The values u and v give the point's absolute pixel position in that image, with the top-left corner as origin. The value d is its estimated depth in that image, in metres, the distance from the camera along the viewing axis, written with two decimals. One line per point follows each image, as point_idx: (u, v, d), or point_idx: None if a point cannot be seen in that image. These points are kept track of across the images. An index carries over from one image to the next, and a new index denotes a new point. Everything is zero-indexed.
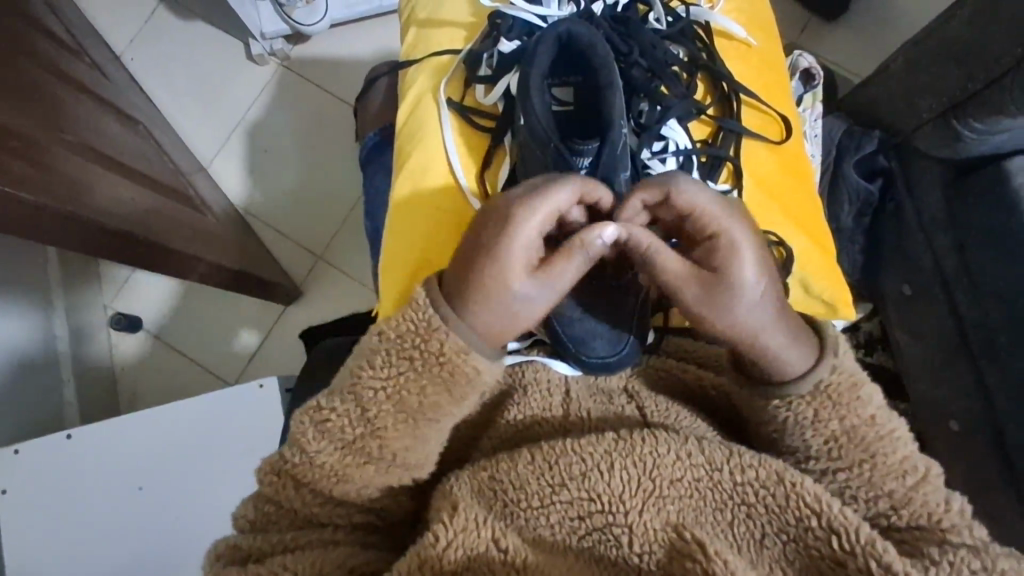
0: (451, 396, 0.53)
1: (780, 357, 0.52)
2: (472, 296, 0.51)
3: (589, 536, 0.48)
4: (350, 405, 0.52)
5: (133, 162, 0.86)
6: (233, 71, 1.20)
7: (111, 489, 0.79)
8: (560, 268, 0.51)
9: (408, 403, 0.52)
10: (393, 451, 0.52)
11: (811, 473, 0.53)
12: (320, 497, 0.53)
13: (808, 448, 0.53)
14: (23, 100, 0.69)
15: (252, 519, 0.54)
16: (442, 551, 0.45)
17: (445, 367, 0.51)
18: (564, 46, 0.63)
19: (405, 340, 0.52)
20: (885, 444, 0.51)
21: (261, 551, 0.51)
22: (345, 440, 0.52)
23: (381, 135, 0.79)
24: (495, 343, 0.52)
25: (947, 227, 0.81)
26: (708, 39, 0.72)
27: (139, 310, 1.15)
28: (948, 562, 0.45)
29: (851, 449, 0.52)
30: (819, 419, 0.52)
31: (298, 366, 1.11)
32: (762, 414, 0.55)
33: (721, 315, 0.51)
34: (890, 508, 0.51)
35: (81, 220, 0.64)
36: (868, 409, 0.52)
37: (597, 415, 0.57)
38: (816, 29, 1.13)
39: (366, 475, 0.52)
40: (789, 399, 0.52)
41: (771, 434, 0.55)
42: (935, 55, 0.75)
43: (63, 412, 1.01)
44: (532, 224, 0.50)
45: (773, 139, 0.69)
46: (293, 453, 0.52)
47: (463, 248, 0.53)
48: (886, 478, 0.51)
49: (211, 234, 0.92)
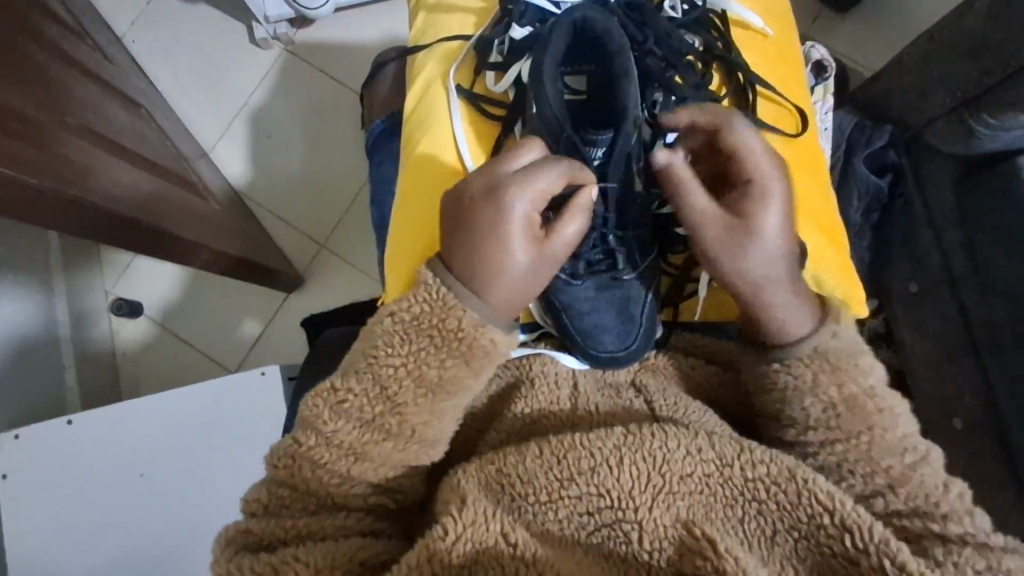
0: (470, 368, 0.54)
1: (784, 309, 0.54)
2: (481, 271, 0.53)
3: (598, 532, 0.48)
4: (369, 384, 0.52)
5: (135, 146, 0.85)
6: (235, 55, 1.18)
7: (113, 475, 0.79)
8: (560, 237, 0.55)
9: (428, 377, 0.53)
10: (412, 426, 0.53)
11: (809, 445, 0.54)
12: (337, 477, 0.52)
13: (807, 417, 0.54)
14: (23, 79, 0.68)
15: (266, 503, 0.53)
16: (450, 545, 0.44)
17: (464, 342, 0.53)
18: (578, 33, 0.62)
19: (422, 320, 0.53)
20: (883, 417, 0.52)
21: (274, 536, 0.51)
22: (365, 419, 0.52)
23: (388, 123, 0.78)
24: (508, 314, 0.54)
25: (958, 224, 0.80)
26: (723, 28, 0.71)
27: (140, 296, 1.14)
28: (953, 563, 0.44)
29: (850, 420, 0.52)
30: (819, 384, 0.53)
31: (302, 355, 1.11)
32: (762, 379, 0.56)
33: (733, 248, 0.54)
34: (887, 487, 0.51)
35: (83, 204, 0.63)
36: (868, 379, 0.54)
37: (606, 409, 0.57)
38: (827, 22, 1.12)
39: (384, 452, 0.52)
40: (789, 362, 0.54)
41: (772, 404, 0.55)
42: (951, 49, 0.74)
43: (63, 397, 1.00)
44: (524, 200, 0.53)
45: (788, 132, 0.68)
46: (309, 435, 0.52)
47: (464, 224, 0.54)
48: (884, 454, 0.51)
49: (213, 220, 0.91)
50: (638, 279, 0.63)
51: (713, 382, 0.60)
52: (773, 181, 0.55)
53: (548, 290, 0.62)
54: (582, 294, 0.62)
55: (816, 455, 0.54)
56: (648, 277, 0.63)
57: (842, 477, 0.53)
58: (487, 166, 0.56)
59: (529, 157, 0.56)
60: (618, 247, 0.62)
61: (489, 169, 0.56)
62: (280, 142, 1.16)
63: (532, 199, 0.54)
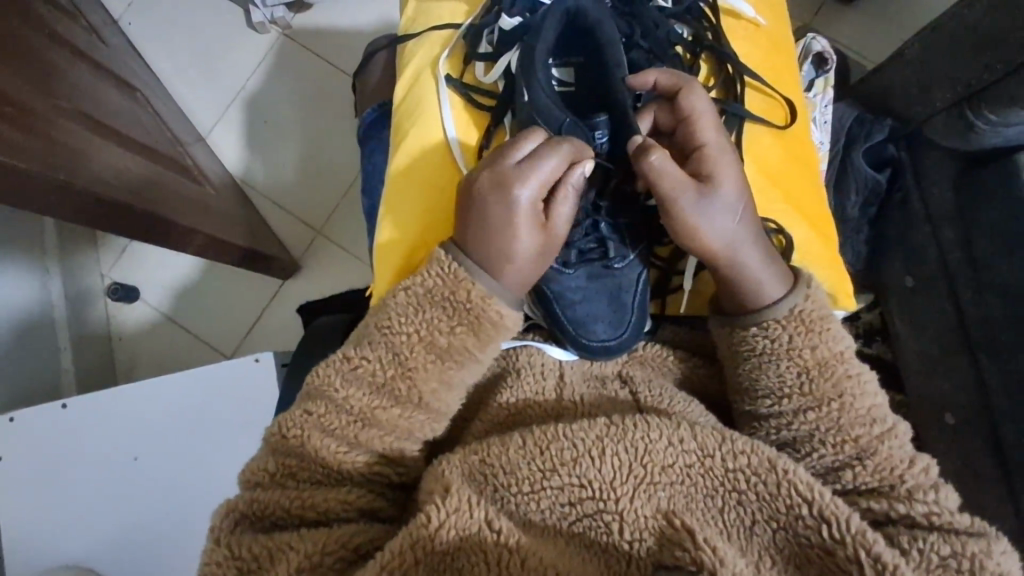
0: (478, 339, 0.55)
1: (760, 274, 0.55)
2: (494, 255, 0.54)
3: (580, 522, 0.48)
4: (382, 351, 0.54)
5: (129, 130, 0.84)
6: (233, 39, 1.17)
7: (108, 459, 0.80)
8: (558, 218, 0.55)
9: (438, 344, 0.54)
10: (420, 393, 0.54)
11: (783, 414, 0.54)
12: (345, 445, 0.53)
13: (782, 385, 0.54)
14: (18, 63, 0.68)
15: (273, 473, 0.53)
16: (434, 531, 0.45)
17: (472, 313, 0.54)
18: (569, 23, 0.62)
19: (435, 293, 0.54)
20: (852, 384, 0.53)
21: (279, 505, 0.51)
22: (377, 383, 0.54)
23: (379, 111, 0.77)
24: (521, 293, 0.56)
25: (954, 219, 0.79)
26: (715, 18, 0.69)
27: (136, 281, 1.14)
28: (918, 550, 0.46)
29: (822, 385, 0.53)
30: (794, 346, 0.54)
31: (296, 342, 1.11)
32: (738, 346, 0.56)
33: (706, 219, 0.53)
34: (855, 458, 0.52)
35: (76, 189, 0.63)
36: (838, 345, 0.54)
37: (591, 399, 0.57)
38: (830, 13, 1.11)
39: (392, 418, 0.54)
40: (766, 323, 0.54)
41: (747, 372, 0.55)
42: (952, 43, 0.73)
43: (60, 380, 1.01)
44: (530, 187, 0.53)
45: (777, 124, 0.67)
46: (320, 403, 0.53)
47: (469, 213, 0.55)
48: (853, 423, 0.53)
49: (208, 205, 0.91)
50: (630, 267, 0.62)
51: (692, 368, 0.62)
52: (726, 151, 0.55)
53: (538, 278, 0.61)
54: (572, 283, 0.61)
55: (790, 425, 0.54)
56: (638, 264, 0.62)
57: (813, 447, 0.53)
58: (496, 161, 0.55)
59: (529, 145, 0.55)
60: (610, 234, 0.61)
61: (494, 161, 0.55)
62: (276, 128, 1.15)
63: (537, 186, 0.53)
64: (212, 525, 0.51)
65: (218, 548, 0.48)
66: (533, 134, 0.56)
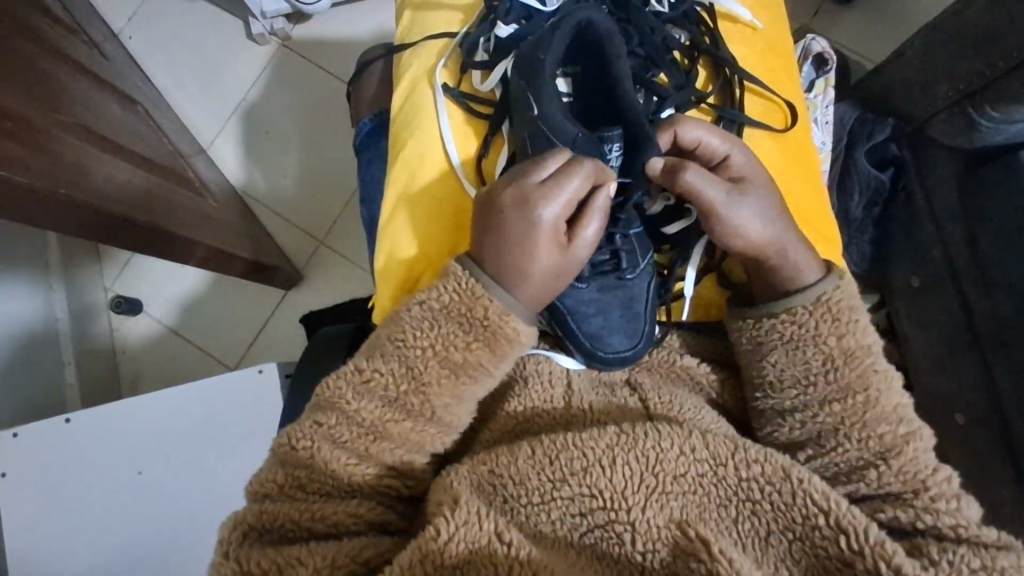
0: (494, 355, 0.54)
1: (798, 264, 0.55)
2: (513, 271, 0.53)
3: (591, 534, 0.47)
4: (394, 364, 0.54)
5: (131, 143, 0.84)
6: (233, 51, 1.17)
7: (113, 473, 0.79)
8: (582, 241, 0.55)
9: (453, 359, 0.54)
10: (433, 408, 0.54)
11: (808, 405, 0.54)
12: (354, 457, 0.53)
13: (807, 372, 0.54)
14: (21, 80, 0.68)
15: (281, 485, 0.52)
16: (444, 545, 0.44)
17: (489, 330, 0.53)
18: (579, 33, 0.60)
19: (450, 308, 0.54)
20: (880, 379, 0.53)
21: (288, 517, 0.50)
22: (390, 398, 0.53)
23: (376, 121, 0.77)
24: (534, 308, 0.55)
25: (961, 219, 0.79)
26: (712, 23, 0.70)
27: (139, 294, 1.13)
28: (948, 561, 0.44)
29: (848, 375, 0.53)
30: (819, 334, 0.54)
31: (300, 351, 1.11)
32: (762, 330, 0.55)
33: (748, 215, 0.54)
34: (880, 458, 0.52)
35: (79, 204, 0.63)
36: (865, 337, 0.54)
37: (599, 407, 0.57)
38: (829, 13, 1.11)
39: (404, 432, 0.53)
40: (795, 309, 0.54)
41: (773, 360, 0.55)
42: (954, 41, 0.72)
43: (63, 395, 1.01)
44: (555, 206, 0.53)
45: (776, 128, 0.67)
46: (331, 414, 0.53)
47: (491, 231, 0.54)
48: (879, 420, 0.52)
49: (211, 217, 0.91)
50: (641, 277, 0.61)
51: (713, 380, 0.61)
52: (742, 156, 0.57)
53: None
54: (586, 296, 0.60)
55: (815, 418, 0.54)
56: (648, 275, 0.62)
57: (838, 442, 0.53)
58: (514, 176, 0.55)
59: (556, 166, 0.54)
60: (623, 246, 0.60)
61: (519, 178, 0.54)
62: (275, 138, 1.15)
63: (563, 205, 0.53)
64: (218, 540, 0.51)
65: (226, 562, 0.48)
66: (558, 153, 0.55)
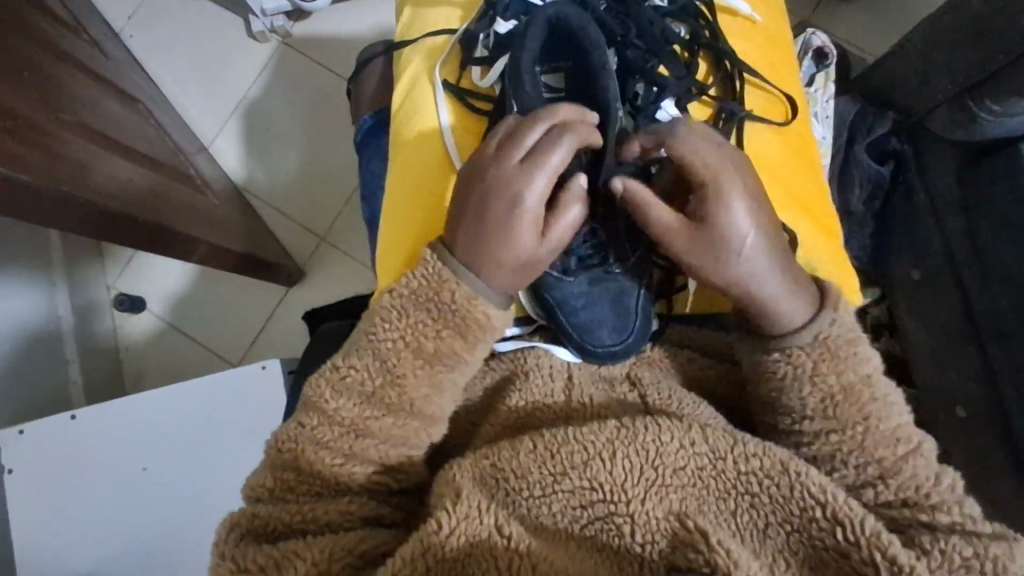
0: (466, 342, 0.55)
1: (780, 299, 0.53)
2: (487, 256, 0.53)
3: (591, 526, 0.48)
4: (369, 359, 0.54)
5: (131, 141, 0.84)
6: (234, 48, 1.18)
7: (117, 470, 0.80)
8: (563, 222, 0.55)
9: (425, 349, 0.54)
10: (411, 399, 0.54)
11: (804, 433, 0.53)
12: (340, 456, 0.53)
13: (804, 407, 0.53)
14: (22, 79, 0.69)
15: (271, 488, 0.53)
16: (444, 538, 0.45)
17: (458, 315, 0.54)
18: (552, 29, 0.61)
19: (419, 294, 0.54)
20: (878, 406, 0.52)
21: (279, 520, 0.51)
22: (365, 393, 0.54)
23: (377, 118, 0.77)
24: (507, 291, 0.55)
25: (960, 213, 0.79)
26: (711, 16, 0.69)
27: (141, 291, 1.14)
28: (940, 550, 0.45)
29: (848, 410, 0.52)
30: (817, 372, 0.53)
31: (302, 348, 1.11)
32: (758, 367, 0.55)
33: (714, 260, 0.53)
34: (878, 478, 0.51)
35: (81, 202, 0.64)
36: (864, 368, 0.53)
37: (601, 400, 0.57)
38: (830, 8, 1.10)
39: (386, 427, 0.54)
40: (789, 351, 0.53)
41: (769, 391, 0.55)
42: (952, 35, 0.72)
43: (68, 392, 1.02)
44: (541, 181, 0.53)
45: (779, 122, 0.67)
46: (313, 416, 0.54)
47: (471, 206, 0.54)
48: (878, 445, 0.51)
49: (212, 215, 0.91)
50: (630, 272, 0.63)
51: (708, 377, 0.61)
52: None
53: (539, 285, 0.61)
54: (575, 289, 0.61)
55: (811, 444, 0.53)
56: (638, 270, 0.63)
57: (834, 467, 0.52)
58: (491, 155, 0.54)
59: (535, 138, 0.54)
60: (608, 240, 0.62)
61: (502, 150, 0.54)
62: (277, 136, 1.15)
63: (548, 180, 0.53)
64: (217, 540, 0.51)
65: (224, 561, 0.48)
66: (537, 117, 0.54)
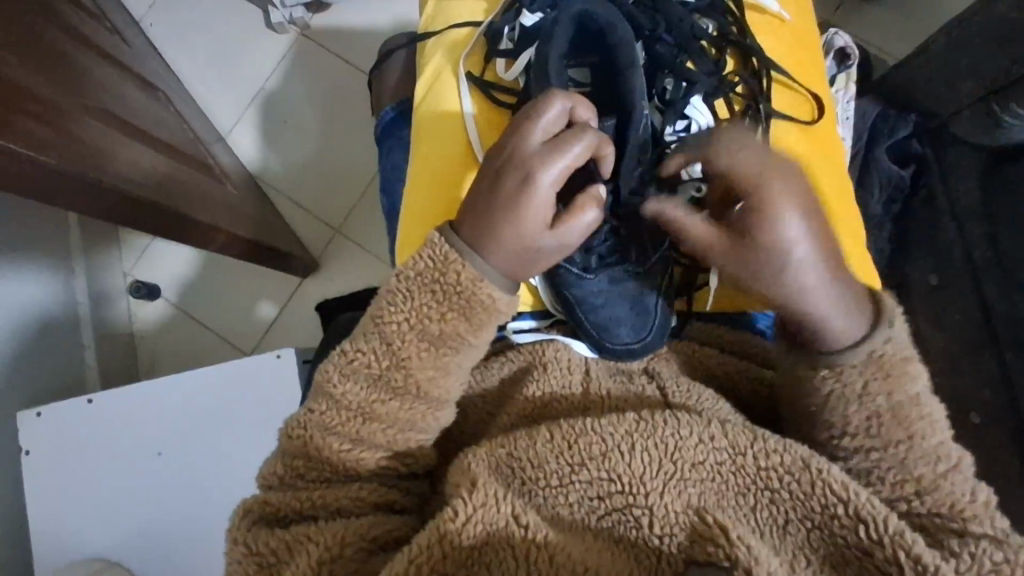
0: (471, 324, 0.54)
1: (831, 314, 0.52)
2: (490, 237, 0.52)
3: (608, 517, 0.48)
4: (375, 342, 0.53)
5: (152, 129, 0.85)
6: (252, 39, 1.18)
7: (132, 454, 0.80)
8: (577, 218, 0.54)
9: (430, 331, 0.53)
10: (418, 383, 0.53)
11: (842, 449, 0.53)
12: (348, 442, 0.53)
13: (847, 424, 0.52)
14: (47, 65, 0.69)
15: (282, 476, 0.53)
16: (461, 526, 0.45)
17: (463, 296, 0.53)
18: (580, 25, 0.60)
19: (425, 276, 0.53)
20: (923, 425, 0.51)
21: (290, 508, 0.51)
22: (372, 375, 0.53)
23: (397, 110, 0.77)
24: (511, 278, 0.54)
25: (982, 217, 0.78)
26: (739, 12, 0.69)
27: (156, 279, 1.15)
28: (969, 553, 0.44)
29: (893, 429, 0.51)
30: (867, 392, 0.52)
31: (316, 340, 1.12)
32: (802, 382, 0.54)
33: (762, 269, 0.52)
34: (914, 494, 0.50)
35: (103, 186, 0.64)
36: (914, 387, 0.52)
37: (617, 394, 0.57)
38: (851, 9, 1.09)
39: (392, 411, 0.53)
40: (838, 368, 0.52)
41: (811, 406, 0.54)
42: (979, 37, 0.72)
43: (83, 376, 1.03)
44: (554, 170, 0.52)
45: (805, 121, 0.67)
46: (320, 401, 0.54)
47: (479, 185, 0.54)
48: (918, 462, 0.50)
49: (230, 204, 0.92)
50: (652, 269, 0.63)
51: (730, 370, 0.61)
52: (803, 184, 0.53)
53: (560, 284, 0.62)
54: (595, 287, 0.62)
55: (848, 459, 0.53)
56: (659, 265, 0.63)
57: (870, 483, 0.52)
58: (509, 136, 0.54)
59: (552, 120, 0.53)
60: (630, 239, 0.62)
61: (520, 130, 0.53)
62: (295, 128, 1.16)
63: (564, 169, 0.52)
64: (230, 527, 0.52)
65: (236, 546, 0.49)
66: (554, 103, 0.54)
